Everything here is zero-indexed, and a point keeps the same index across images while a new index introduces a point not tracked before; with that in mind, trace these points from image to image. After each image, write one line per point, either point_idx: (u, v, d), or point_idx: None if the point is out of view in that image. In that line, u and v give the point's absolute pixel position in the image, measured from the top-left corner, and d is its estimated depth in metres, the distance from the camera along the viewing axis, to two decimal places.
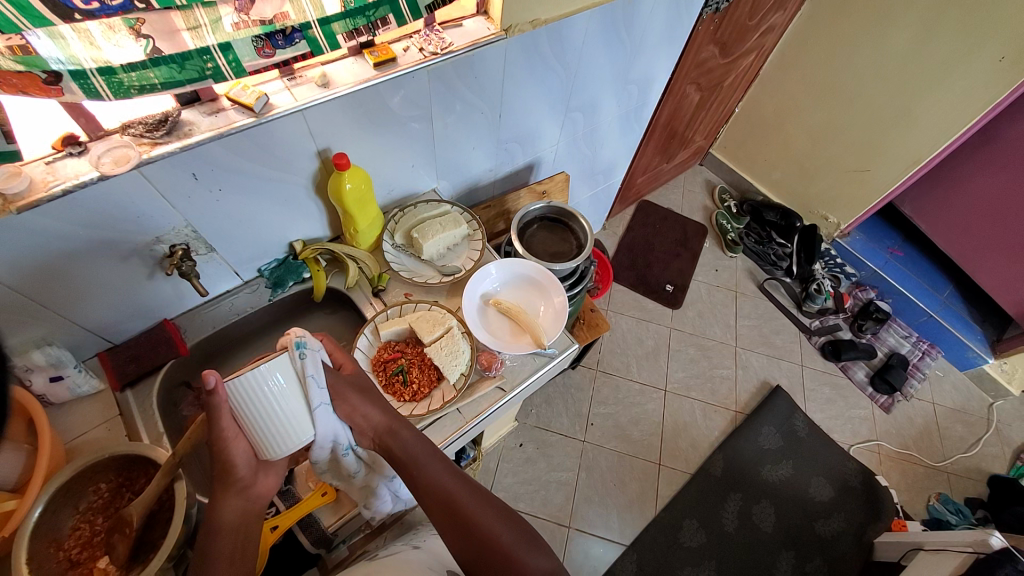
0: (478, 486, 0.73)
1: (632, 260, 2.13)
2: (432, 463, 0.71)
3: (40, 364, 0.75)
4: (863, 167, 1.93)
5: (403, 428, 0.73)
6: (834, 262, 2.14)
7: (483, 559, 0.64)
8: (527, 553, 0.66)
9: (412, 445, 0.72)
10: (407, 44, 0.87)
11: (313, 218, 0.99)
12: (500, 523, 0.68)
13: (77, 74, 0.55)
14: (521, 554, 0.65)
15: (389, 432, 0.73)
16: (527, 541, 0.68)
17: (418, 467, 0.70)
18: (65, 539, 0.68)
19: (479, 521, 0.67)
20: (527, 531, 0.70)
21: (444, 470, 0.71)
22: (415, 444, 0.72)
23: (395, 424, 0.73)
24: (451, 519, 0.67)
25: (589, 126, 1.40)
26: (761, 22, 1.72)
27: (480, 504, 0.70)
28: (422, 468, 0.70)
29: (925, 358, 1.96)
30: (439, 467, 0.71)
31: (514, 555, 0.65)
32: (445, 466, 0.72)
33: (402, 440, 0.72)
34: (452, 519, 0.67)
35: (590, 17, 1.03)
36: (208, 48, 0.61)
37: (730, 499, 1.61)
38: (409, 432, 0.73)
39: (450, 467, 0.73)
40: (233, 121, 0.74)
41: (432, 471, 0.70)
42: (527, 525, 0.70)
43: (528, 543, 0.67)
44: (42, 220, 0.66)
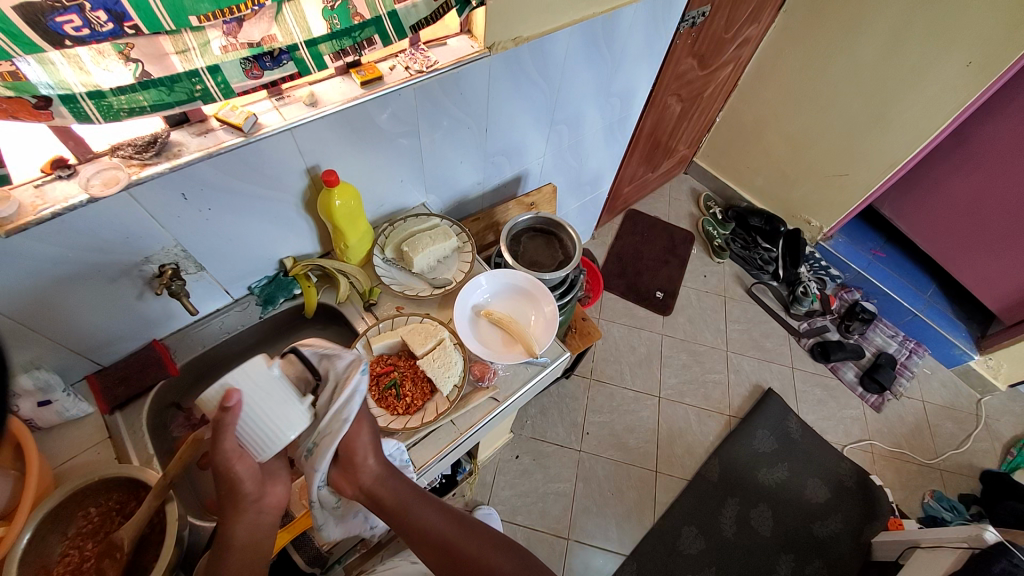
0: (470, 520, 0.74)
1: (622, 268, 2.16)
2: (424, 510, 0.71)
3: (27, 389, 0.75)
4: (841, 171, 1.98)
5: (393, 474, 0.71)
6: (818, 264, 2.19)
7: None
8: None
9: (406, 492, 0.71)
10: (393, 63, 0.90)
11: (304, 235, 1.00)
12: (498, 555, 0.70)
13: (66, 99, 0.56)
14: None
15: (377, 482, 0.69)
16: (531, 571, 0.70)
17: (411, 513, 0.70)
18: (54, 566, 0.66)
19: (476, 556, 0.69)
20: (524, 556, 0.72)
21: (436, 514, 0.72)
22: (405, 492, 0.71)
23: (386, 472, 0.70)
24: (449, 558, 0.69)
25: (574, 138, 1.43)
26: (737, 34, 1.78)
27: (478, 540, 0.71)
28: (414, 516, 0.70)
29: (912, 357, 2.00)
30: (432, 512, 0.72)
31: None
32: (437, 509, 0.73)
33: (391, 486, 0.70)
34: (450, 558, 0.69)
35: (571, 33, 1.06)
36: (196, 70, 0.62)
37: (727, 504, 1.61)
38: (398, 477, 0.72)
39: (442, 508, 0.73)
40: (222, 141, 0.75)
41: (425, 516, 0.71)
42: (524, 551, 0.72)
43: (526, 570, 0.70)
44: (30, 243, 0.66)
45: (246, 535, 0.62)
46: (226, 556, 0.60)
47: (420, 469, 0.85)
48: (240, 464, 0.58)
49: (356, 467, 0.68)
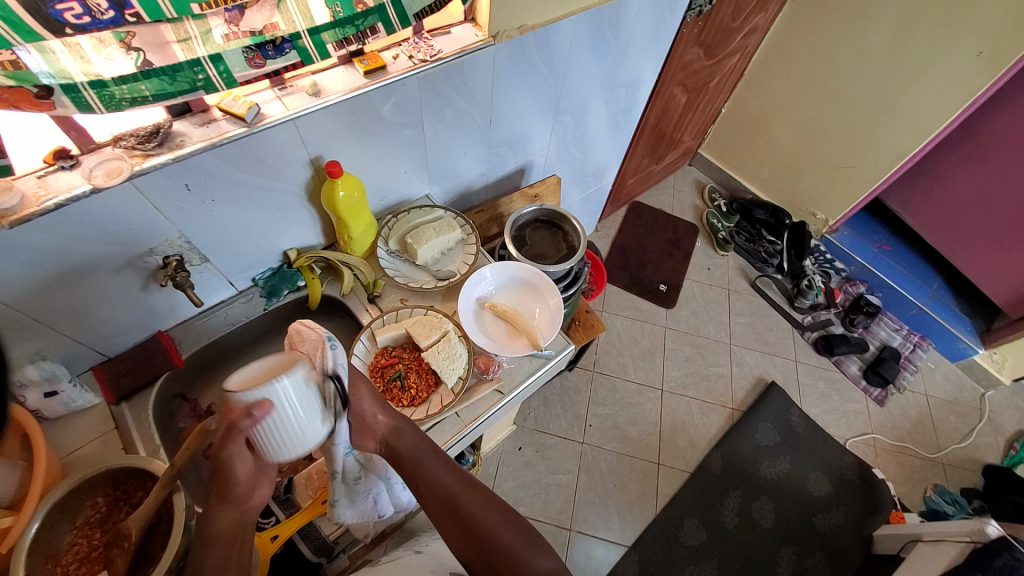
0: (479, 483, 0.74)
1: (625, 260, 2.15)
2: (435, 468, 0.72)
3: (34, 379, 0.75)
4: (849, 163, 1.96)
5: (409, 428, 0.74)
6: (823, 257, 2.18)
7: (482, 556, 0.67)
8: (524, 557, 0.66)
9: (418, 447, 0.73)
10: (396, 52, 0.89)
11: (307, 227, 0.99)
12: (502, 523, 0.70)
13: (68, 87, 0.56)
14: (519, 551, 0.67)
15: (394, 431, 0.73)
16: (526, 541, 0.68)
17: (422, 468, 0.72)
18: (63, 555, 0.67)
19: (482, 520, 0.69)
20: (527, 528, 0.71)
21: (445, 472, 0.72)
22: (419, 446, 0.73)
23: (401, 424, 0.74)
24: (455, 518, 0.70)
25: (578, 129, 1.41)
26: (745, 23, 1.75)
27: (484, 505, 0.71)
28: (425, 472, 0.72)
29: (916, 351, 2.00)
30: (444, 472, 0.72)
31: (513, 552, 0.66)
32: (447, 468, 0.73)
33: (407, 439, 0.73)
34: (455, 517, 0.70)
35: (577, 22, 1.04)
36: (199, 59, 0.62)
37: (729, 496, 1.62)
38: (414, 431, 0.74)
39: (453, 467, 0.74)
40: (224, 131, 0.74)
41: (433, 473, 0.72)
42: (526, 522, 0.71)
43: (528, 543, 0.69)
44: (34, 234, 0.66)
45: (231, 525, 0.60)
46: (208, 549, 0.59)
47: None
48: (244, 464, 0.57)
49: (370, 420, 0.72)
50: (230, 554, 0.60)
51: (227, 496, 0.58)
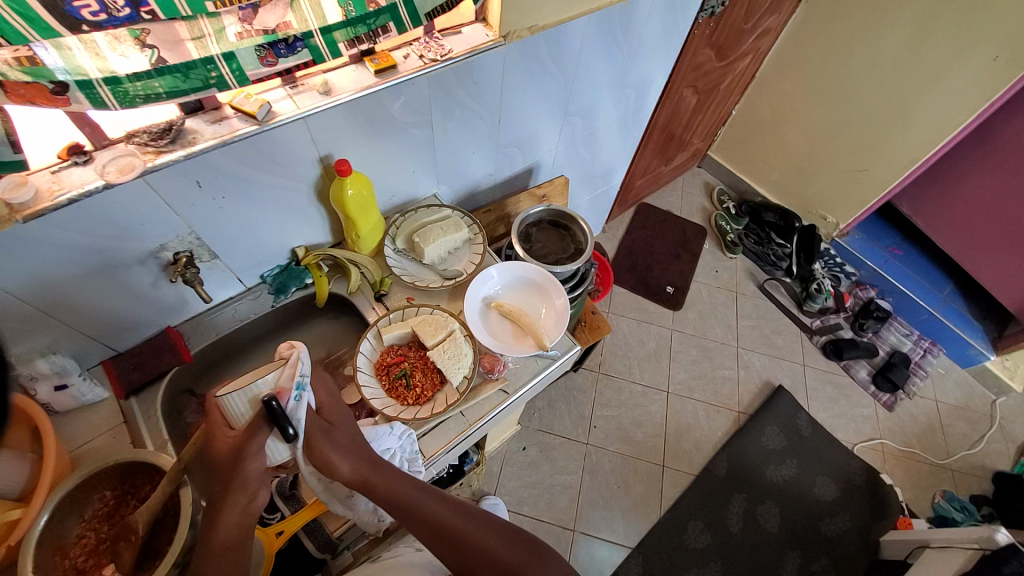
0: (471, 508, 0.75)
1: (632, 262, 2.14)
2: (423, 500, 0.72)
3: (45, 372, 0.76)
4: (860, 166, 1.94)
5: (384, 466, 0.72)
6: (833, 261, 2.16)
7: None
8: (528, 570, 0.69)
9: (399, 483, 0.72)
10: (407, 51, 0.89)
11: (315, 225, 1.00)
12: (500, 541, 0.71)
13: (83, 84, 0.56)
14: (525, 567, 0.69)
15: (366, 478, 0.70)
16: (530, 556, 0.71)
17: (411, 509, 0.70)
18: (71, 548, 0.68)
19: (481, 542, 0.70)
20: (527, 543, 0.73)
21: (434, 503, 0.72)
22: (399, 481, 0.72)
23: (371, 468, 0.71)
24: (451, 546, 0.70)
25: (588, 130, 1.41)
26: (757, 24, 1.73)
27: (481, 528, 0.72)
28: (413, 506, 0.71)
29: (926, 356, 1.97)
30: (433, 503, 0.72)
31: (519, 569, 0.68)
32: (439, 502, 0.73)
33: (385, 476, 0.71)
34: (452, 545, 0.70)
35: (588, 22, 1.04)
36: (212, 57, 0.62)
37: (735, 500, 1.61)
38: (387, 470, 0.72)
39: (441, 497, 0.74)
40: (236, 129, 0.74)
41: (427, 508, 0.71)
42: (527, 536, 0.74)
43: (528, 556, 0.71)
44: (49, 229, 0.67)
45: (233, 534, 0.62)
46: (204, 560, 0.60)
47: (429, 459, 0.86)
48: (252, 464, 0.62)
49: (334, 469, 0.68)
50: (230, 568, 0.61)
51: (238, 493, 0.62)
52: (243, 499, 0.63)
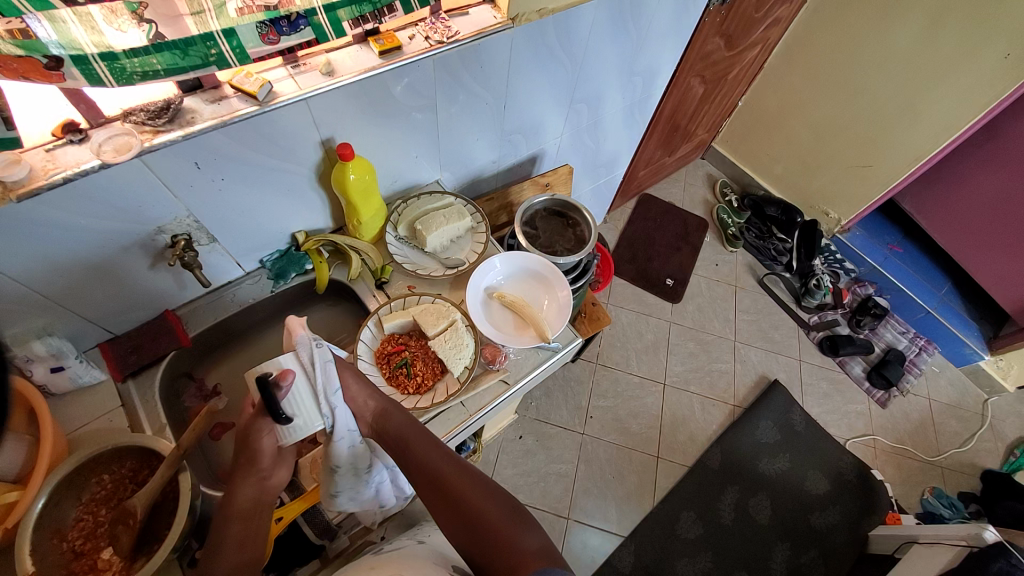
0: (471, 466, 0.71)
1: (633, 253, 2.13)
2: (425, 447, 0.71)
3: (41, 354, 0.75)
4: (865, 162, 1.92)
5: (397, 412, 0.76)
6: (834, 257, 2.15)
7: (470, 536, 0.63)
8: (510, 532, 0.61)
9: (405, 428, 0.74)
10: (412, 32, 0.86)
11: (316, 209, 0.98)
12: (490, 501, 0.66)
13: (78, 59, 0.54)
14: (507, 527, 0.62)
15: (383, 413, 0.75)
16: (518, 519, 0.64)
17: (412, 450, 0.71)
18: (69, 530, 0.68)
19: (467, 496, 0.66)
20: (519, 509, 0.67)
21: (432, 452, 0.71)
22: (408, 428, 0.74)
23: (389, 406, 0.76)
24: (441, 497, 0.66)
25: (593, 118, 1.38)
26: (767, 14, 1.70)
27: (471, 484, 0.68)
28: (414, 452, 0.71)
29: (922, 354, 1.98)
30: (435, 453, 0.71)
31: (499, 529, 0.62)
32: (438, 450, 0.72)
33: (394, 421, 0.75)
34: (443, 496, 0.66)
35: (598, 6, 1.01)
36: (211, 32, 0.60)
37: (727, 491, 1.63)
38: (404, 415, 0.76)
39: (442, 449, 0.73)
40: (236, 109, 0.72)
41: (425, 454, 0.71)
42: (523, 507, 0.67)
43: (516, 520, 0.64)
44: (44, 210, 0.65)
45: (252, 502, 0.65)
46: (227, 525, 0.63)
47: None
48: (266, 436, 0.65)
49: (360, 406, 0.75)
50: (245, 536, 0.63)
51: (251, 471, 0.65)
52: (259, 472, 0.66)
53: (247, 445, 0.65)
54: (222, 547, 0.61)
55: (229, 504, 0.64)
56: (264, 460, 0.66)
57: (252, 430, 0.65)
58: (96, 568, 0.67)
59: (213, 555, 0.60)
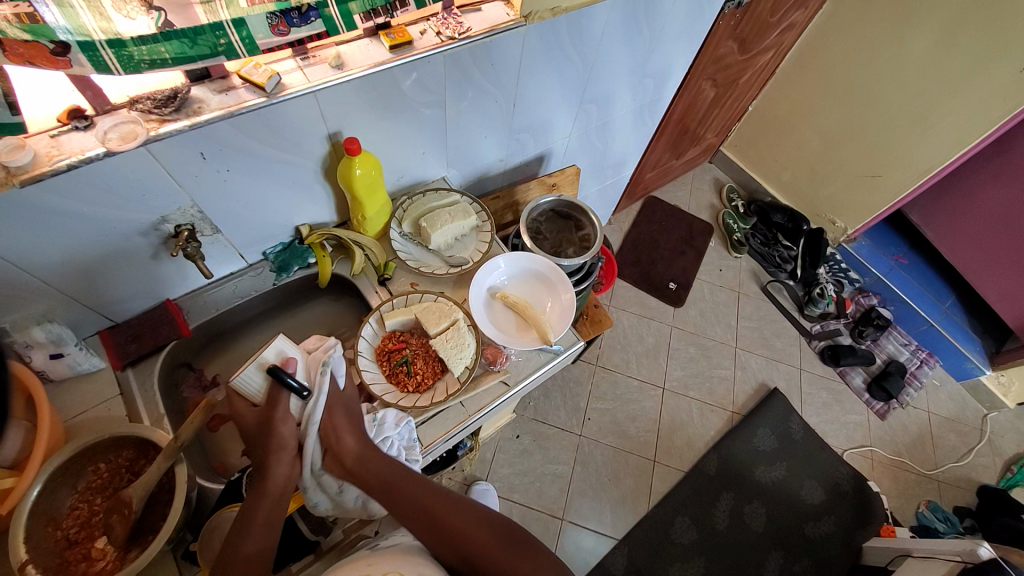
0: (456, 497, 0.76)
1: (636, 256, 2.12)
2: (408, 484, 0.75)
3: (41, 341, 0.74)
4: (874, 172, 1.91)
5: (375, 453, 0.78)
6: (838, 267, 2.14)
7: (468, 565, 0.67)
8: (507, 560, 0.67)
9: (388, 467, 0.77)
10: (424, 27, 0.85)
11: (320, 203, 0.97)
12: (485, 531, 0.71)
13: (86, 46, 0.53)
14: (502, 550, 0.69)
15: (360, 456, 0.77)
16: (510, 540, 0.70)
17: (396, 488, 0.75)
18: (64, 519, 0.68)
19: (456, 526, 0.70)
20: (508, 527, 0.73)
21: (419, 489, 0.75)
22: (388, 467, 0.77)
23: (365, 449, 0.77)
24: (435, 530, 0.70)
25: (602, 119, 1.37)
26: (782, 19, 1.68)
27: (458, 513, 0.72)
28: (401, 490, 0.75)
29: (923, 367, 1.97)
30: (419, 489, 0.75)
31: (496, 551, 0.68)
32: (420, 485, 0.76)
33: (374, 462, 0.77)
34: (436, 530, 0.70)
35: (611, 7, 1.00)
36: (221, 23, 0.59)
37: (722, 498, 1.63)
38: (379, 458, 0.77)
39: (429, 485, 0.76)
40: (244, 100, 0.72)
41: (409, 491, 0.75)
42: (511, 525, 0.73)
43: (514, 548, 0.69)
44: (47, 196, 0.64)
45: (282, 481, 0.72)
46: (260, 502, 0.69)
47: (428, 447, 0.86)
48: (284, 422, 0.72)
49: (339, 446, 0.76)
50: (273, 511, 0.69)
51: (280, 452, 0.71)
52: (287, 454, 0.72)
53: (269, 433, 0.71)
54: (251, 524, 0.67)
55: (265, 482, 0.70)
56: (288, 443, 0.72)
57: (272, 418, 0.71)
58: (89, 558, 0.66)
59: (244, 529, 0.66)
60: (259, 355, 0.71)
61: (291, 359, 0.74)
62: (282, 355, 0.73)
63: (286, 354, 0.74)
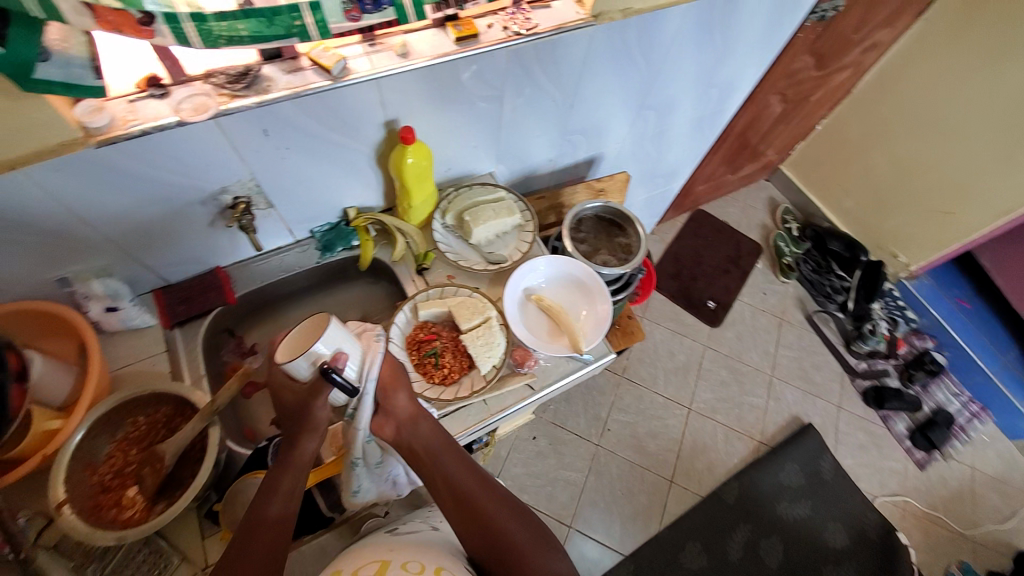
0: (494, 484, 0.76)
1: (677, 269, 2.06)
2: (452, 462, 0.75)
3: (99, 293, 0.80)
4: (948, 209, 1.77)
5: (424, 419, 0.76)
6: (894, 303, 2.00)
7: (494, 554, 0.69)
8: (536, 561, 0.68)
9: (434, 439, 0.76)
10: (491, 21, 0.84)
11: (370, 188, 0.98)
12: (516, 523, 0.72)
13: (170, 17, 0.54)
14: (531, 551, 0.69)
15: (411, 422, 0.76)
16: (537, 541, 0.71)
17: (441, 465, 0.74)
18: (101, 465, 0.72)
19: (491, 518, 0.71)
20: (536, 526, 0.74)
21: (463, 471, 0.75)
22: (434, 439, 0.76)
23: (420, 414, 0.76)
24: (470, 521, 0.71)
25: (659, 126, 1.33)
26: (866, 37, 1.57)
27: (493, 502, 0.73)
28: (443, 465, 0.74)
29: (973, 421, 1.84)
30: (460, 469, 0.75)
31: (524, 552, 0.69)
32: (463, 465, 0.76)
33: (421, 430, 0.76)
34: (468, 513, 0.71)
35: (685, 12, 0.96)
36: (297, 4, 0.59)
37: (739, 529, 1.57)
38: (431, 423, 0.77)
39: (469, 464, 0.76)
40: (310, 82, 0.73)
41: (451, 470, 0.74)
42: (539, 523, 0.74)
43: (539, 547, 0.70)
44: (118, 158, 0.68)
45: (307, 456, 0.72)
46: (282, 475, 0.70)
47: None
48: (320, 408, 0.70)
49: (392, 403, 0.76)
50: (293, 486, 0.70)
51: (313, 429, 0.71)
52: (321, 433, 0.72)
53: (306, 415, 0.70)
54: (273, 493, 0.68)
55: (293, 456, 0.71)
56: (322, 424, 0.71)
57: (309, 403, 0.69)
58: (120, 504, 0.70)
59: (265, 500, 0.68)
60: (312, 349, 0.64)
61: (344, 355, 0.67)
62: (337, 350, 0.67)
63: (340, 349, 0.67)
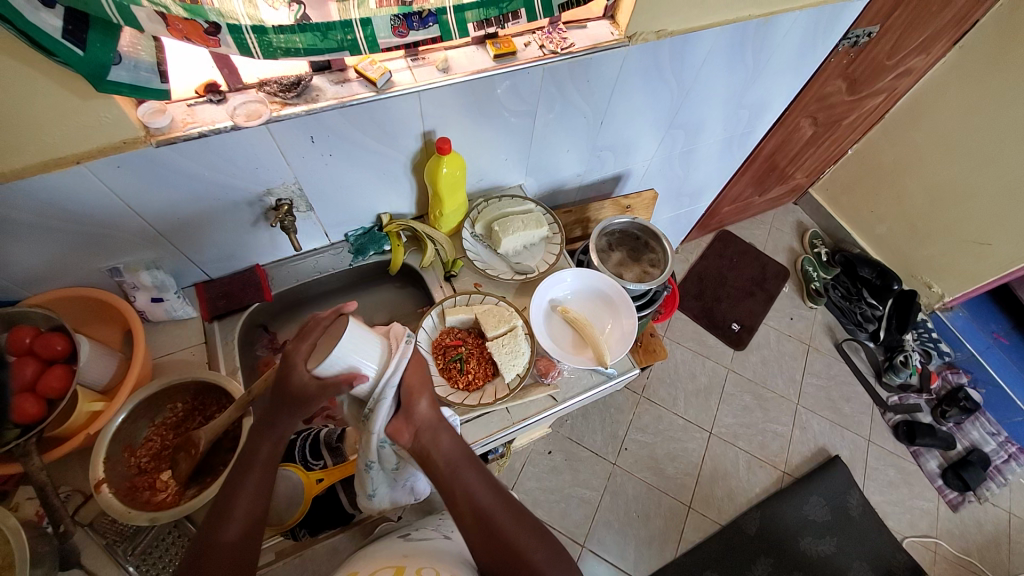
0: (513, 500, 0.70)
1: (700, 290, 2.05)
2: (471, 472, 0.68)
3: (146, 284, 0.84)
4: (984, 239, 1.72)
5: (445, 428, 0.70)
6: (927, 334, 1.92)
7: None
8: None
9: (455, 448, 0.69)
10: (528, 39, 0.87)
11: (404, 195, 1.01)
12: (537, 545, 0.65)
13: (233, 29, 0.58)
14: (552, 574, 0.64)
15: (432, 429, 0.69)
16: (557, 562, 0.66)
17: (459, 475, 0.68)
18: (138, 447, 0.75)
19: (512, 540, 0.65)
20: (555, 545, 0.68)
21: (484, 484, 0.68)
22: (453, 447, 0.69)
23: (438, 423, 0.70)
24: (489, 540, 0.65)
25: (688, 146, 1.34)
26: (900, 63, 1.55)
27: (513, 519, 0.67)
28: (466, 481, 0.67)
29: (1011, 462, 1.73)
30: (479, 477, 0.68)
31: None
32: (480, 475, 0.69)
33: (443, 440, 0.69)
34: (488, 533, 0.65)
35: (717, 34, 0.98)
36: (350, 21, 0.63)
37: (758, 562, 1.52)
38: (451, 433, 0.70)
39: (489, 477, 0.70)
40: (355, 93, 0.77)
41: (468, 481, 0.67)
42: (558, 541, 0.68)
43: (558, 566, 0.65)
44: (175, 157, 0.72)
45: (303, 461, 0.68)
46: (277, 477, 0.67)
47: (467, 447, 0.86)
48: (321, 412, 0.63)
49: (413, 406, 0.68)
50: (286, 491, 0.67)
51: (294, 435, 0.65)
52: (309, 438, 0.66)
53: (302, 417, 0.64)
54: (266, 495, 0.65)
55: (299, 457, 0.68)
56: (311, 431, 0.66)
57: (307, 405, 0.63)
58: (154, 487, 0.72)
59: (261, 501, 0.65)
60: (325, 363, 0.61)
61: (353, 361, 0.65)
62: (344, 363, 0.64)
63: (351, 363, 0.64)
